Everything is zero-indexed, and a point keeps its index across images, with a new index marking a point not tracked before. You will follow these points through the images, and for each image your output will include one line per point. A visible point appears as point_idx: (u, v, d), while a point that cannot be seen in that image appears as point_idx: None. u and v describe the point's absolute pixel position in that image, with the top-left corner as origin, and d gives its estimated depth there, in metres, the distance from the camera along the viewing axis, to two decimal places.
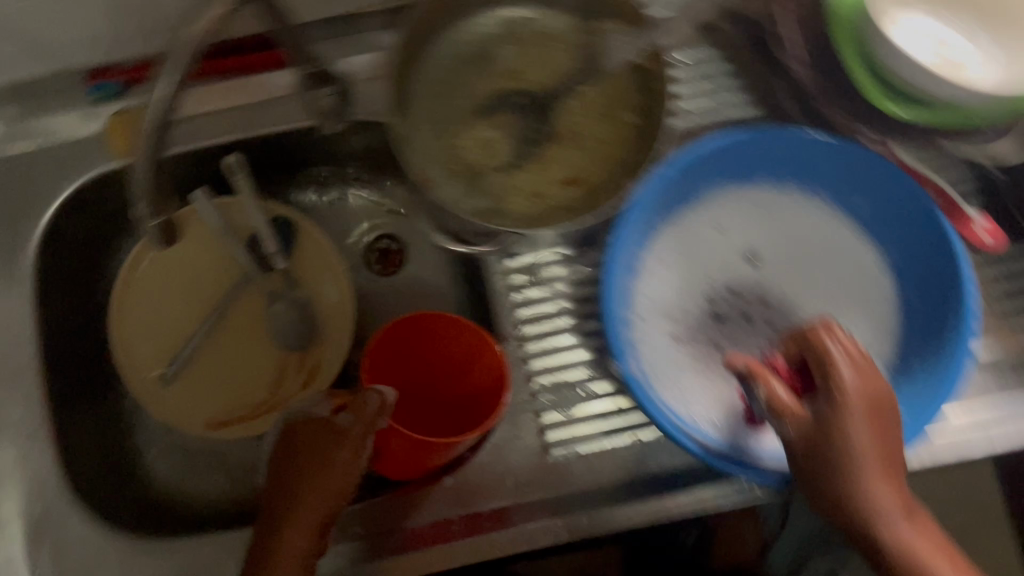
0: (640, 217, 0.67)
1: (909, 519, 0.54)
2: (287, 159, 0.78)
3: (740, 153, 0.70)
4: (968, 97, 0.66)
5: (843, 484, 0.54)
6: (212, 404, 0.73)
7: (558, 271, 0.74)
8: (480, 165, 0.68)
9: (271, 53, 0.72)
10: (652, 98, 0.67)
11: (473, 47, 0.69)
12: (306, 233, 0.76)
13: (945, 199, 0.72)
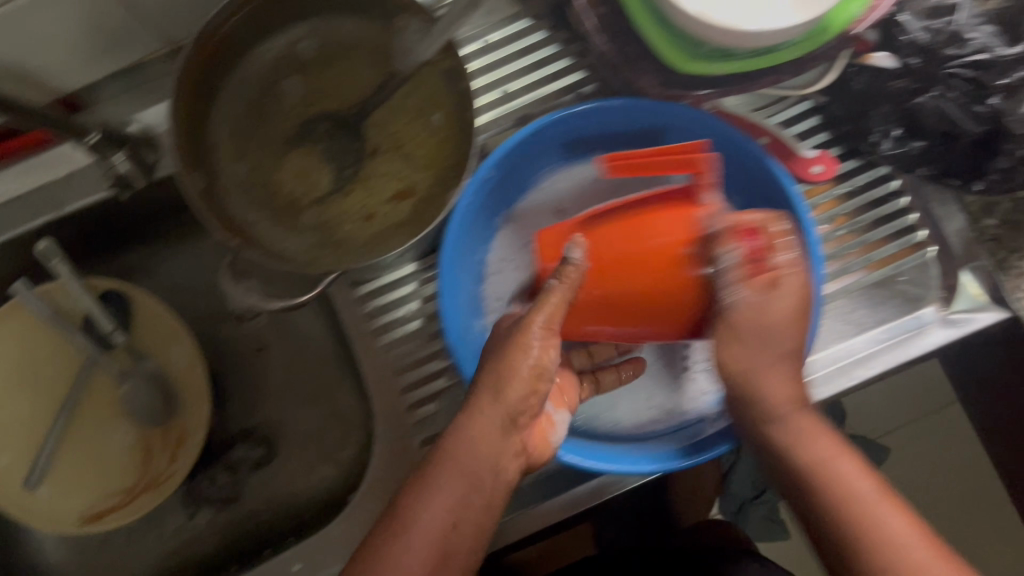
0: (463, 227, 0.55)
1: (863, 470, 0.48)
2: (105, 225, 0.65)
3: (558, 133, 0.56)
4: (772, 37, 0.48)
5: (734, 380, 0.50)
6: (113, 490, 0.62)
7: (405, 270, 0.62)
8: (300, 198, 0.58)
9: (26, 134, 0.59)
10: (460, 93, 0.56)
11: (263, 81, 0.58)
12: (144, 306, 0.64)
13: (772, 139, 0.55)
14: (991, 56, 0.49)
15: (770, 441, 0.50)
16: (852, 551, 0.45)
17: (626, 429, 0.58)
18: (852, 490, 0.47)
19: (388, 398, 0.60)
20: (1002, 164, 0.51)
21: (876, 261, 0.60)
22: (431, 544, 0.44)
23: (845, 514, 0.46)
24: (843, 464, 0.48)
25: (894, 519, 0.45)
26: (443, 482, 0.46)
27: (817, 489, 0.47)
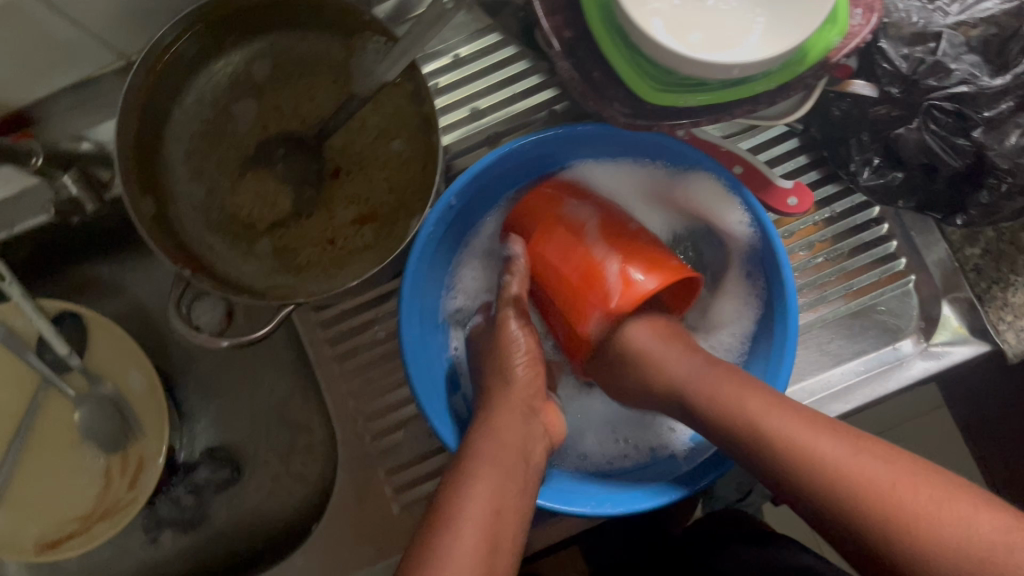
0: (429, 257, 0.53)
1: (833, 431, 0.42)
2: (60, 241, 0.63)
3: (527, 158, 0.54)
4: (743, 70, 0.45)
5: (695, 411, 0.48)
6: (68, 516, 0.61)
7: (372, 295, 0.61)
8: (260, 221, 0.57)
9: None
10: (422, 116, 0.54)
11: (219, 101, 0.56)
12: (99, 328, 0.62)
13: (746, 168, 0.53)
14: (974, 88, 0.47)
15: (712, 406, 0.47)
16: (819, 496, 0.40)
17: (593, 463, 0.57)
18: (795, 434, 0.42)
19: (352, 426, 0.58)
20: (984, 198, 0.49)
21: (855, 290, 0.58)
22: (479, 561, 0.40)
23: (791, 464, 0.42)
24: (768, 409, 0.44)
25: (846, 450, 0.41)
26: (467, 517, 0.42)
27: (761, 445, 0.43)
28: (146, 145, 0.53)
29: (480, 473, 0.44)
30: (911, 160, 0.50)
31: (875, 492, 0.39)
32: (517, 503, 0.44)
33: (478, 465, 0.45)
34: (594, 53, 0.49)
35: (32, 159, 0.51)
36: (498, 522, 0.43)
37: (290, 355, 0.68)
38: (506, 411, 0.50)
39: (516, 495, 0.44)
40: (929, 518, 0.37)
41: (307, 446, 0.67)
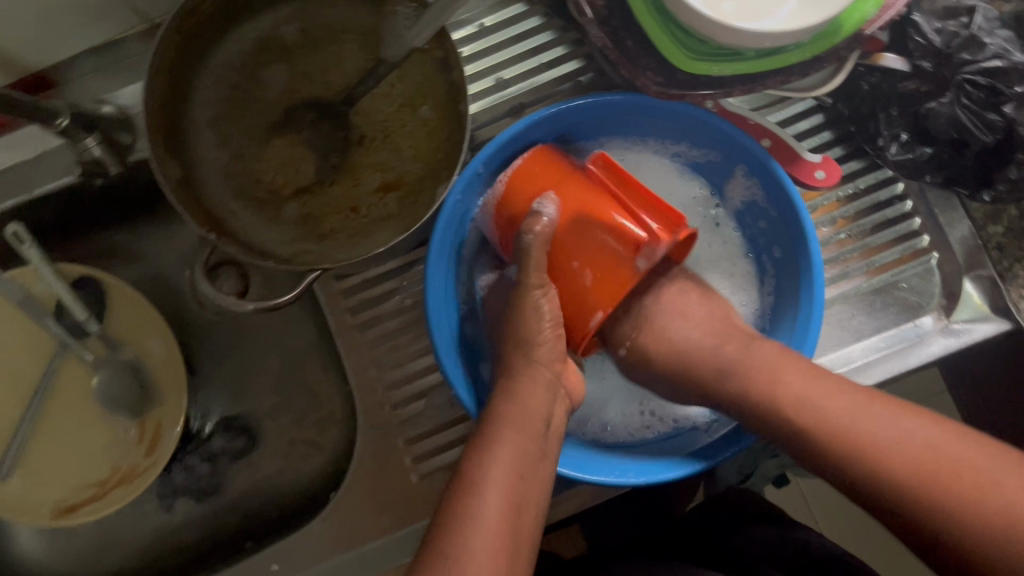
0: (454, 226, 0.53)
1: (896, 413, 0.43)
2: (79, 206, 0.63)
3: (556, 127, 0.54)
4: (778, 41, 0.45)
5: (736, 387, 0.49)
6: (85, 482, 0.60)
7: (393, 265, 0.61)
8: (282, 187, 0.56)
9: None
10: (449, 84, 0.54)
11: (247, 65, 0.55)
12: (119, 294, 0.62)
13: (773, 140, 0.53)
14: (1007, 62, 0.48)
15: (734, 377, 0.49)
16: (838, 452, 0.43)
17: (616, 431, 0.56)
18: (816, 395, 0.45)
19: (371, 395, 0.58)
20: (1013, 174, 0.49)
21: (877, 267, 0.58)
22: (505, 526, 0.41)
23: (812, 421, 0.45)
24: (793, 370, 0.47)
25: (867, 410, 0.43)
26: (490, 479, 0.42)
27: (779, 408, 0.46)
28: (173, 107, 0.53)
29: (500, 434, 0.45)
30: (940, 135, 0.50)
31: (896, 448, 0.41)
32: (540, 467, 0.45)
33: (501, 429, 0.45)
34: (626, 21, 0.49)
35: (57, 119, 0.51)
36: (521, 486, 0.43)
37: (306, 325, 0.68)
38: (533, 373, 0.49)
39: (539, 460, 0.45)
40: (952, 469, 0.40)
41: (323, 417, 0.67)
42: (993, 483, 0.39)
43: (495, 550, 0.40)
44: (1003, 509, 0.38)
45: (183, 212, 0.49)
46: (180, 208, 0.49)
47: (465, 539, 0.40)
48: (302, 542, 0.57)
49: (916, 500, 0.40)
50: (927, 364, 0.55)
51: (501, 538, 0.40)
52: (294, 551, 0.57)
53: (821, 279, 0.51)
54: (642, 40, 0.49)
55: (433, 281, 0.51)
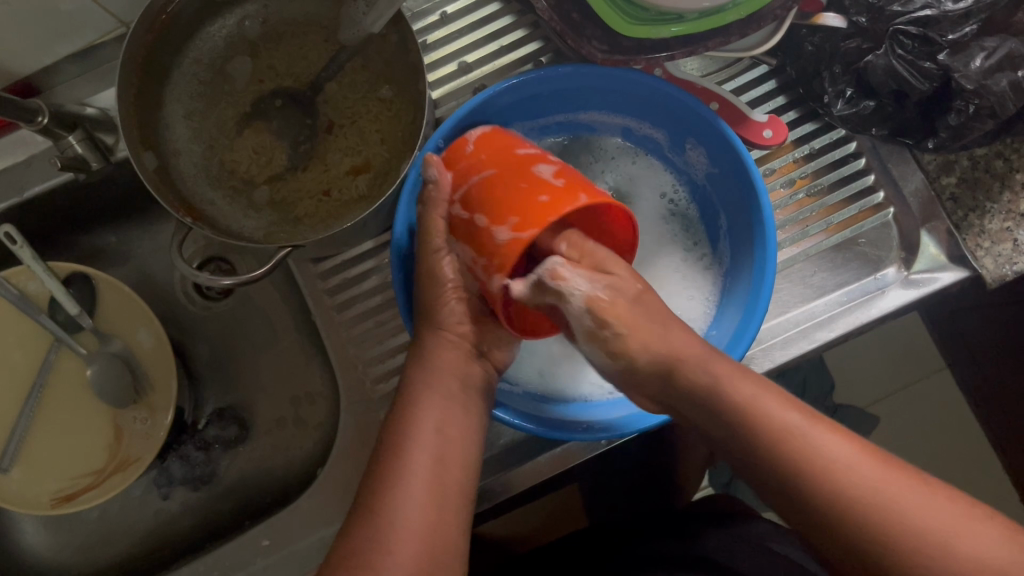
0: (419, 201, 0.55)
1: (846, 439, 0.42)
2: (68, 209, 0.65)
3: (511, 101, 0.56)
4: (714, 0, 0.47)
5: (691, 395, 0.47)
6: (84, 473, 0.62)
7: (367, 246, 0.63)
8: (257, 175, 0.59)
9: None
10: (408, 66, 0.56)
11: (217, 60, 0.58)
12: (109, 289, 0.64)
13: (722, 104, 0.56)
14: (937, 11, 0.49)
15: (659, 368, 0.48)
16: (774, 466, 0.43)
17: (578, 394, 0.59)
18: (753, 406, 0.44)
19: (353, 372, 0.60)
20: (953, 121, 0.51)
21: (836, 224, 0.59)
22: (432, 474, 0.45)
23: (746, 429, 0.44)
24: (724, 372, 0.46)
25: (806, 427, 0.43)
26: (415, 441, 0.46)
27: (718, 409, 0.45)
28: (147, 102, 0.55)
29: (423, 399, 0.48)
30: (881, 87, 0.52)
31: (854, 480, 0.41)
32: (462, 423, 0.48)
33: (421, 396, 0.49)
34: None
35: (37, 117, 0.54)
36: (443, 440, 0.47)
37: (291, 315, 0.71)
38: (445, 332, 0.52)
39: (460, 416, 0.48)
40: (905, 512, 0.39)
41: (312, 403, 0.69)
42: (931, 521, 0.39)
43: (421, 506, 0.43)
44: (946, 547, 0.38)
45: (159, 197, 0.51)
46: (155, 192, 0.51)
47: (390, 496, 0.43)
48: (292, 516, 0.59)
49: (854, 521, 0.40)
50: (889, 314, 0.56)
51: (429, 493, 0.44)
52: (285, 524, 0.59)
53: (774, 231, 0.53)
54: (586, 12, 0.53)
55: (396, 253, 0.54)
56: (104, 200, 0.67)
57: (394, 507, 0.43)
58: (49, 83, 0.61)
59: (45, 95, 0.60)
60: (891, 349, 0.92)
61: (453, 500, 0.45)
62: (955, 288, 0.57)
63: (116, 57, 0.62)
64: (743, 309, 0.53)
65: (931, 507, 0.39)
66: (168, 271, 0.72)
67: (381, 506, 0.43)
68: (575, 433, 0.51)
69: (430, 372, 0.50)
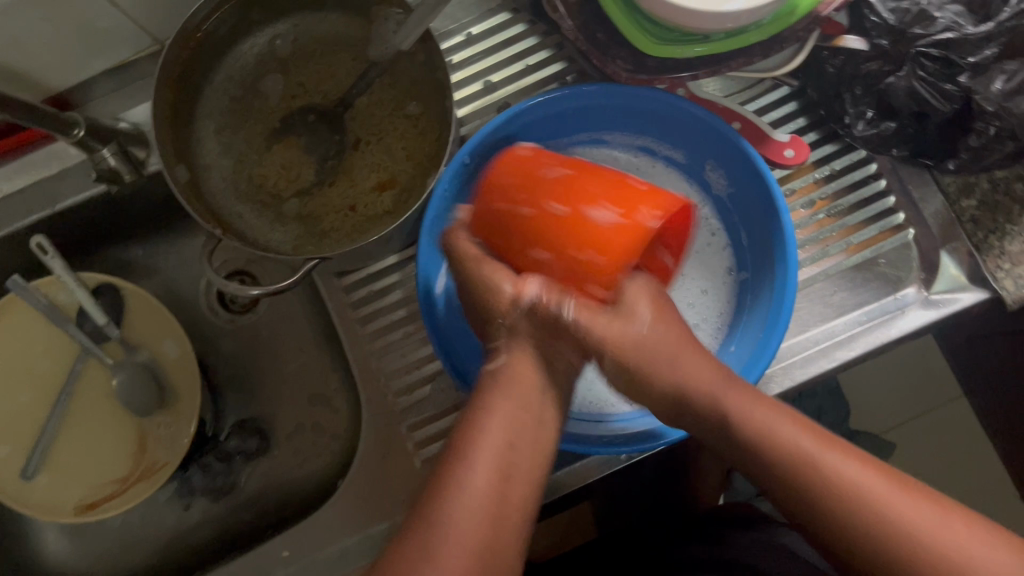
0: (443, 218, 0.56)
1: (856, 461, 0.42)
2: (99, 220, 0.67)
3: (537, 120, 0.57)
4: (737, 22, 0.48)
5: (699, 417, 0.47)
6: (107, 482, 0.63)
7: (390, 261, 0.64)
8: (284, 190, 0.60)
9: (28, 129, 0.60)
10: (436, 85, 0.57)
11: (249, 77, 0.59)
12: (136, 300, 0.66)
13: (744, 124, 0.57)
14: (959, 34, 0.50)
15: (693, 402, 0.47)
16: (834, 514, 0.41)
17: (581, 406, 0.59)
18: (807, 451, 0.43)
19: (375, 385, 0.61)
20: (973, 142, 0.52)
21: (856, 244, 0.60)
22: (497, 487, 0.43)
23: (813, 490, 0.42)
24: (780, 426, 0.44)
25: (865, 479, 0.41)
26: (481, 445, 0.44)
27: (751, 446, 0.44)
28: (180, 117, 0.57)
29: (496, 406, 0.46)
30: (902, 108, 0.53)
31: (861, 511, 0.40)
32: (534, 436, 0.46)
33: (490, 403, 0.46)
34: (597, 15, 0.53)
35: (74, 130, 0.55)
36: (512, 453, 0.45)
37: (314, 329, 0.71)
38: (526, 341, 0.50)
39: (534, 430, 0.46)
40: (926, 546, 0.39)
41: (334, 417, 0.69)
42: (959, 553, 0.39)
43: (481, 525, 0.41)
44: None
45: (189, 208, 0.52)
46: (185, 203, 0.53)
47: (448, 508, 0.41)
48: (313, 526, 0.59)
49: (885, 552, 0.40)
50: (908, 335, 0.57)
51: (488, 505, 0.42)
52: (306, 534, 0.59)
53: (795, 250, 0.53)
54: (612, 33, 0.53)
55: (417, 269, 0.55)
56: (133, 212, 0.68)
57: (452, 517, 0.41)
58: (84, 97, 0.62)
59: (81, 110, 0.61)
60: (906, 374, 0.92)
61: (513, 516, 0.42)
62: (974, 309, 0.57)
63: (150, 73, 0.63)
64: (763, 326, 0.54)
65: (1002, 554, 0.38)
66: (194, 284, 0.73)
67: (437, 517, 0.41)
68: (625, 449, 0.51)
69: (517, 383, 0.48)
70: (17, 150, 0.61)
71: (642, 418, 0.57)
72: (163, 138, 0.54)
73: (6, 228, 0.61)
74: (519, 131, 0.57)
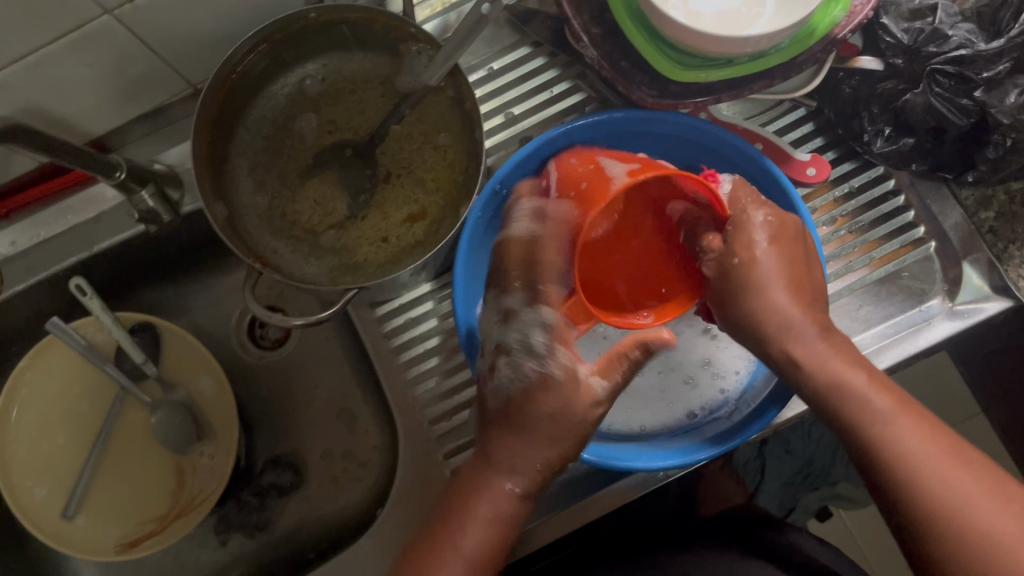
0: (475, 244, 0.58)
1: (909, 419, 0.47)
2: (133, 262, 0.68)
3: (563, 146, 0.59)
4: (754, 46, 0.50)
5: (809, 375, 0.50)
6: (148, 520, 0.64)
7: (422, 290, 0.65)
8: (318, 225, 0.61)
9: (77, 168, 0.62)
10: (463, 118, 0.59)
11: (281, 117, 0.61)
12: (172, 338, 0.67)
13: (765, 145, 0.59)
14: (972, 51, 0.52)
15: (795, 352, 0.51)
16: (882, 467, 0.46)
17: (631, 422, 0.59)
18: (865, 390, 0.48)
19: (411, 414, 0.62)
20: (991, 154, 0.53)
21: (878, 259, 0.61)
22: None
23: (865, 435, 0.47)
24: (847, 365, 0.49)
25: (910, 430, 0.46)
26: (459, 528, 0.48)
27: (821, 384, 0.49)
28: (215, 157, 0.58)
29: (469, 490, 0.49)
30: (921, 124, 0.55)
31: (913, 462, 0.45)
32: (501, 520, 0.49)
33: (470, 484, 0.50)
34: (620, 45, 0.55)
35: (115, 172, 0.56)
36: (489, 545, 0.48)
37: (345, 362, 0.73)
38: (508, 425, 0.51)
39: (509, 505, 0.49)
40: (947, 494, 0.44)
41: (367, 448, 0.70)
42: (964, 502, 0.44)
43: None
44: (962, 511, 0.43)
45: (230, 245, 0.54)
46: (225, 239, 0.54)
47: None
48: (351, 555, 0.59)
49: (898, 479, 0.45)
50: (933, 346, 0.58)
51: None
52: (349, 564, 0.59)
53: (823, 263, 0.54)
54: (635, 61, 0.55)
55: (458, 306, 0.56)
56: (167, 252, 0.69)
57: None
58: (119, 141, 0.64)
59: (118, 154, 0.63)
60: (925, 394, 0.93)
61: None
62: (998, 318, 0.58)
63: (183, 117, 0.65)
64: None
65: (1003, 505, 0.43)
66: (225, 321, 0.74)
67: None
68: (635, 465, 0.52)
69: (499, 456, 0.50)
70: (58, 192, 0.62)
71: (703, 429, 0.58)
72: (201, 178, 0.56)
73: (45, 272, 0.63)
74: (542, 159, 0.59)
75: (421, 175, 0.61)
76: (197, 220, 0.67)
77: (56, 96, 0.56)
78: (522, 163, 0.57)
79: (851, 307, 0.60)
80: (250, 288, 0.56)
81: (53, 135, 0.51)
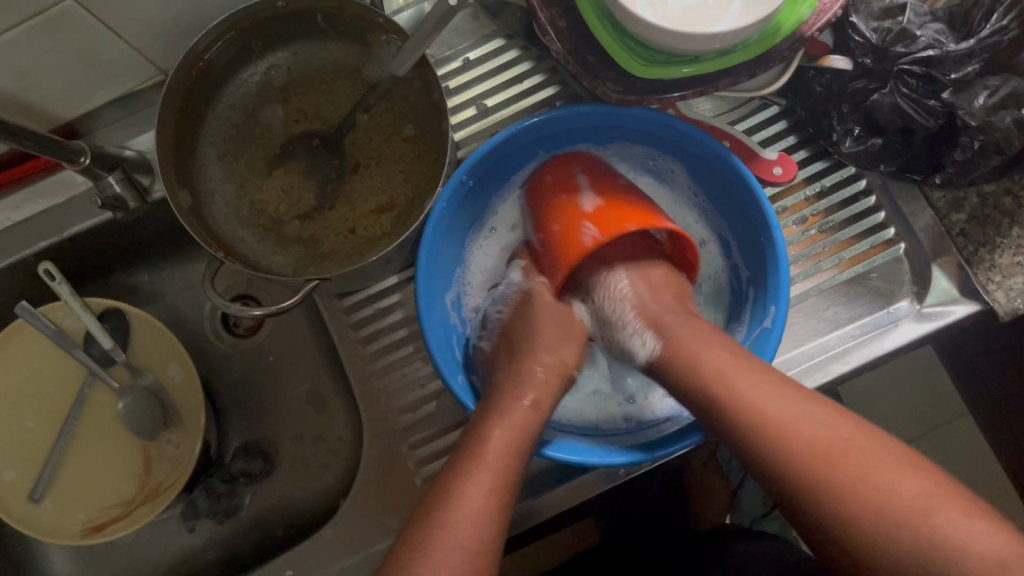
0: (440, 237, 0.58)
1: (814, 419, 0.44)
2: (105, 248, 0.68)
3: (529, 139, 0.59)
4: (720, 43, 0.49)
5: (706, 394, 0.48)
6: (115, 505, 0.64)
7: (392, 281, 0.65)
8: (286, 214, 0.61)
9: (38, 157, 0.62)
10: (431, 108, 0.59)
11: (249, 106, 0.61)
12: (141, 324, 0.67)
13: (733, 143, 0.59)
14: (940, 52, 0.51)
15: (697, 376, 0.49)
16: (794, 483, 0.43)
17: (598, 421, 0.60)
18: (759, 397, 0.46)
19: (376, 405, 0.62)
20: (959, 156, 0.53)
21: (847, 260, 0.60)
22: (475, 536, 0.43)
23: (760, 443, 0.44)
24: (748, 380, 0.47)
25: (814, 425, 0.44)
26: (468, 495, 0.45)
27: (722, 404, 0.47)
28: (182, 144, 0.58)
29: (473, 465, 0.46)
30: (889, 123, 0.54)
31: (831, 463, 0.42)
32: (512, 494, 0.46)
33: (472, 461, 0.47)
34: (587, 38, 0.55)
35: (80, 158, 0.56)
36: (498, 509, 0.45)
37: (317, 351, 0.73)
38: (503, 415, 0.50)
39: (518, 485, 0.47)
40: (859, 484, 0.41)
41: (337, 437, 0.70)
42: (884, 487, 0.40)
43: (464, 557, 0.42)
44: (881, 492, 0.40)
45: (193, 232, 0.54)
46: (187, 226, 0.54)
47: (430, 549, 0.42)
48: (312, 544, 0.59)
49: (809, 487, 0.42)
50: (900, 347, 0.57)
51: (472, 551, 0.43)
52: (310, 552, 0.59)
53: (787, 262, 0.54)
54: (601, 56, 0.55)
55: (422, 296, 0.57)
56: (139, 238, 0.69)
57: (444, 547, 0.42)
58: (90, 127, 0.64)
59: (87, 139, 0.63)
60: (910, 393, 0.92)
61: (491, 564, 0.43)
62: (967, 321, 0.58)
63: (154, 103, 0.65)
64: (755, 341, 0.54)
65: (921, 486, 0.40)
66: (199, 307, 0.74)
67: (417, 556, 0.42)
68: (589, 458, 0.52)
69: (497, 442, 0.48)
70: (27, 178, 0.62)
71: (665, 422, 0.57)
72: (165, 166, 0.56)
73: (15, 255, 0.63)
74: (507, 151, 0.59)
75: (390, 166, 0.61)
76: (168, 207, 0.67)
77: (22, 82, 0.56)
78: (488, 155, 0.57)
79: (818, 306, 0.60)
80: (213, 275, 0.56)
81: (14, 119, 0.50)
